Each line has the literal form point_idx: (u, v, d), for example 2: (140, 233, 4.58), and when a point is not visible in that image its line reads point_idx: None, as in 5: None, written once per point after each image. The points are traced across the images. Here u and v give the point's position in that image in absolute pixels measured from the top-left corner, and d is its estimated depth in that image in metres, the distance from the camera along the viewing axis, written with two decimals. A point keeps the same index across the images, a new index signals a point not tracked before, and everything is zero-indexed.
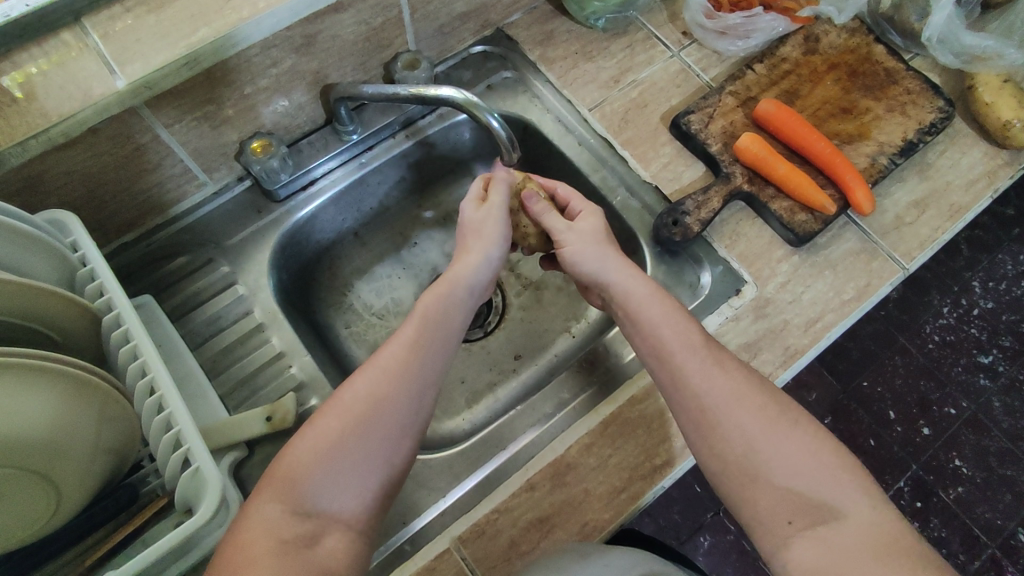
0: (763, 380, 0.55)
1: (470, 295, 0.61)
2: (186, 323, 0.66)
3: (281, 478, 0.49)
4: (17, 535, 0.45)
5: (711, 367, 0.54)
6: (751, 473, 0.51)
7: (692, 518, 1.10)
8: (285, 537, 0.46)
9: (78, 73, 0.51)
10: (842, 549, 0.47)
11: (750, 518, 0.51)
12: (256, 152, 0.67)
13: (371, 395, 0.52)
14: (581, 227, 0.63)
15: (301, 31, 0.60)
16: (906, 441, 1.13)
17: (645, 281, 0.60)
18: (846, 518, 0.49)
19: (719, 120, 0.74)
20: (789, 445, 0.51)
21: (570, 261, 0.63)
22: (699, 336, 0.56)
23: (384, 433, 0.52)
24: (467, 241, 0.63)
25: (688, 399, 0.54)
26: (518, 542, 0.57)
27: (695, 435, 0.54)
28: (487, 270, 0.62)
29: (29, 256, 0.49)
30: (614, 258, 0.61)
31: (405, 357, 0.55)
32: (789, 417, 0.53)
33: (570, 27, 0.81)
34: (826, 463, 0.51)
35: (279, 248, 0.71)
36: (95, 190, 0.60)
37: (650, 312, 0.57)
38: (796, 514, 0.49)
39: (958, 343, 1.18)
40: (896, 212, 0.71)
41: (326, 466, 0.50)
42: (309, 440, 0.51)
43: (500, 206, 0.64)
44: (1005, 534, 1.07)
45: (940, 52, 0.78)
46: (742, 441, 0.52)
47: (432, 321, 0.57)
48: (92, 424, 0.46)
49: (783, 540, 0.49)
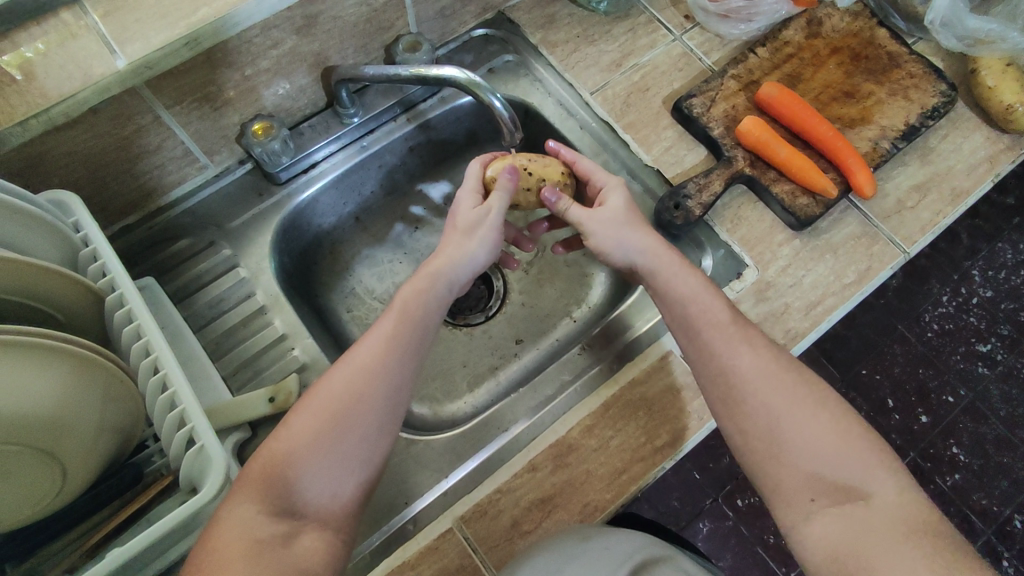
0: (792, 360, 0.55)
1: (449, 291, 0.58)
2: (189, 305, 0.66)
3: (259, 478, 0.49)
4: (23, 512, 0.46)
5: (738, 346, 0.54)
6: (775, 448, 0.52)
7: (691, 504, 1.10)
8: (260, 537, 0.46)
9: (78, 53, 0.50)
10: (865, 527, 0.48)
11: (771, 492, 0.52)
12: (258, 134, 0.67)
13: (347, 390, 0.52)
14: (605, 207, 0.60)
15: (301, 12, 0.60)
16: (904, 429, 1.13)
17: (672, 258, 0.58)
18: (872, 498, 0.49)
19: (721, 104, 0.74)
20: (815, 426, 0.52)
21: (598, 248, 0.60)
22: (726, 314, 0.56)
23: (361, 432, 0.52)
24: (455, 232, 0.59)
25: (717, 374, 0.55)
26: (520, 522, 0.58)
27: (723, 413, 0.54)
28: (469, 270, 0.59)
29: (32, 236, 0.49)
30: (643, 234, 0.59)
31: (380, 353, 0.54)
32: (819, 399, 0.53)
33: (573, 10, 0.81)
34: (854, 446, 0.51)
35: (281, 231, 0.71)
36: (96, 172, 0.60)
37: (680, 287, 0.57)
38: (820, 492, 0.50)
39: (956, 331, 1.18)
40: (898, 197, 0.71)
41: (302, 464, 0.50)
42: (285, 437, 0.51)
43: (495, 211, 0.59)
44: (1001, 520, 1.08)
45: (943, 36, 0.77)
46: (768, 418, 0.52)
47: (412, 315, 0.55)
48: (95, 405, 0.47)
49: (804, 516, 0.50)
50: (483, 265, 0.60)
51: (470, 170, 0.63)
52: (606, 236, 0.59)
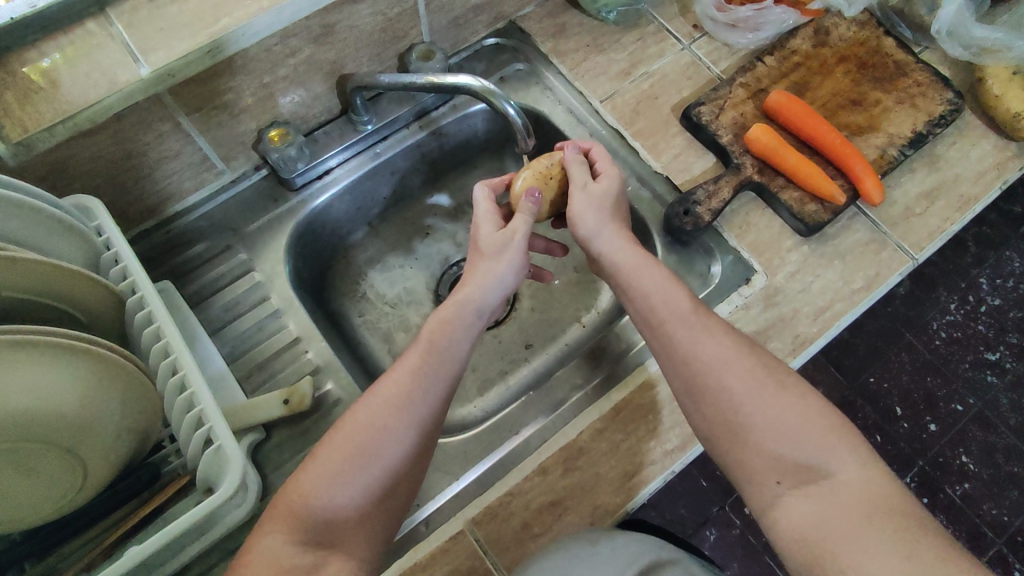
0: (752, 345, 0.55)
1: (477, 320, 0.57)
2: (204, 309, 0.67)
3: (287, 512, 0.48)
4: (46, 507, 0.47)
5: (699, 334, 0.54)
6: (738, 434, 0.51)
7: (698, 512, 1.07)
8: (286, 565, 0.46)
9: (103, 62, 0.52)
10: (828, 508, 0.47)
11: (741, 477, 0.52)
12: (274, 140, 0.69)
13: (371, 423, 0.51)
14: (598, 186, 0.61)
15: (319, 21, 0.61)
16: (912, 438, 1.09)
17: (636, 250, 0.59)
18: (833, 476, 0.49)
19: (730, 112, 0.74)
20: (775, 408, 0.51)
21: (573, 220, 0.61)
22: (688, 303, 0.56)
23: (384, 464, 0.50)
24: (480, 259, 0.59)
25: (680, 365, 0.54)
26: (531, 524, 0.58)
27: (687, 401, 0.54)
28: (500, 292, 0.58)
29: (56, 238, 0.50)
30: (613, 229, 0.60)
31: (405, 384, 0.53)
32: (778, 380, 0.53)
33: (583, 19, 0.82)
34: (811, 422, 0.51)
35: (295, 236, 0.72)
36: (116, 177, 0.61)
37: (644, 281, 0.57)
38: (785, 475, 0.50)
39: (965, 340, 1.12)
40: (906, 203, 0.72)
41: (326, 495, 0.49)
42: (311, 473, 0.50)
43: (521, 235, 0.59)
44: (1011, 530, 1.03)
45: (950, 44, 0.79)
46: (730, 403, 0.52)
47: (437, 346, 0.55)
48: (116, 405, 0.47)
49: (772, 500, 0.50)
50: (511, 289, 0.59)
51: (479, 196, 0.62)
52: (584, 223, 0.60)
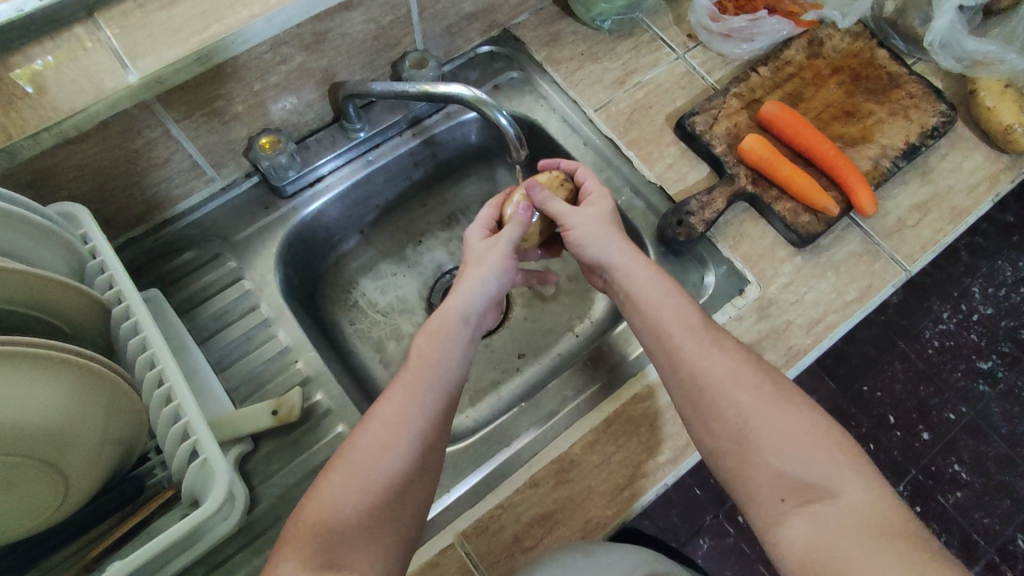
0: (759, 360, 0.55)
1: (465, 326, 0.56)
2: (192, 318, 0.66)
3: (302, 537, 0.47)
4: (27, 522, 0.46)
5: (708, 348, 0.54)
6: (744, 450, 0.51)
7: (692, 520, 1.06)
8: None
9: (91, 68, 0.51)
10: (833, 527, 0.46)
11: (744, 494, 0.51)
12: (265, 148, 0.68)
13: (372, 443, 0.50)
14: (590, 207, 0.62)
15: (310, 29, 0.61)
16: (905, 446, 1.08)
17: (642, 264, 0.59)
18: (840, 496, 0.48)
19: (724, 122, 0.74)
20: (783, 425, 0.51)
21: (575, 244, 0.61)
22: (695, 316, 0.56)
23: (389, 482, 0.49)
24: (466, 267, 0.59)
25: (687, 382, 0.54)
26: (521, 538, 0.58)
27: (695, 422, 0.53)
28: (483, 298, 0.58)
29: (40, 247, 0.49)
30: (619, 243, 0.59)
31: (401, 401, 0.52)
32: (785, 396, 0.53)
33: (577, 28, 0.82)
34: (820, 442, 0.50)
35: (286, 245, 0.72)
36: (103, 184, 0.60)
37: (650, 293, 0.57)
38: (790, 493, 0.49)
39: (958, 349, 1.12)
40: (899, 215, 0.72)
41: (337, 516, 0.48)
42: (319, 498, 0.49)
43: (506, 240, 0.60)
44: (1004, 539, 1.03)
45: (941, 56, 0.79)
46: (737, 420, 0.52)
47: (430, 359, 0.54)
48: (99, 417, 0.47)
49: (777, 517, 0.49)
50: (495, 295, 0.59)
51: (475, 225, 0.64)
52: (584, 241, 0.60)
